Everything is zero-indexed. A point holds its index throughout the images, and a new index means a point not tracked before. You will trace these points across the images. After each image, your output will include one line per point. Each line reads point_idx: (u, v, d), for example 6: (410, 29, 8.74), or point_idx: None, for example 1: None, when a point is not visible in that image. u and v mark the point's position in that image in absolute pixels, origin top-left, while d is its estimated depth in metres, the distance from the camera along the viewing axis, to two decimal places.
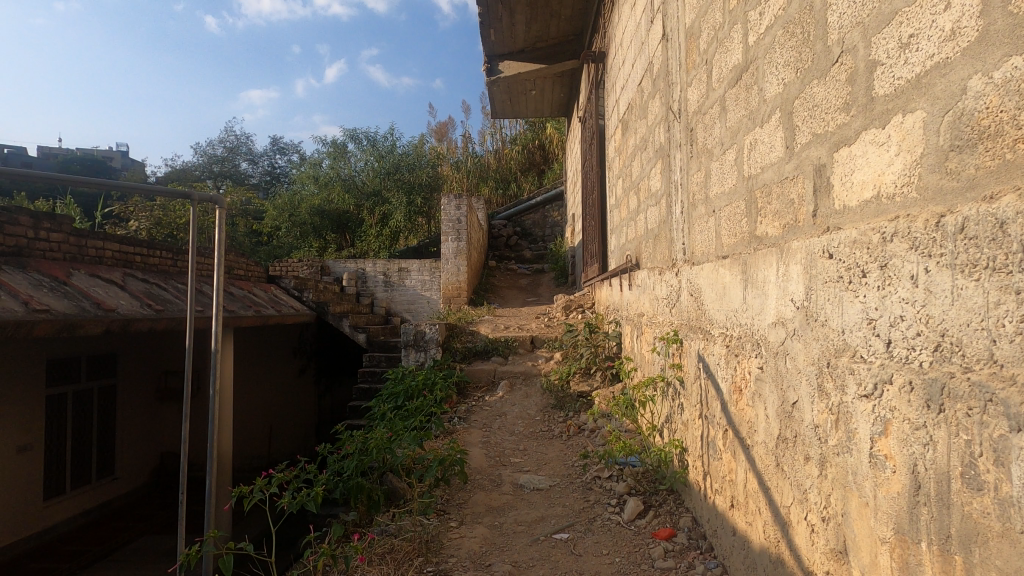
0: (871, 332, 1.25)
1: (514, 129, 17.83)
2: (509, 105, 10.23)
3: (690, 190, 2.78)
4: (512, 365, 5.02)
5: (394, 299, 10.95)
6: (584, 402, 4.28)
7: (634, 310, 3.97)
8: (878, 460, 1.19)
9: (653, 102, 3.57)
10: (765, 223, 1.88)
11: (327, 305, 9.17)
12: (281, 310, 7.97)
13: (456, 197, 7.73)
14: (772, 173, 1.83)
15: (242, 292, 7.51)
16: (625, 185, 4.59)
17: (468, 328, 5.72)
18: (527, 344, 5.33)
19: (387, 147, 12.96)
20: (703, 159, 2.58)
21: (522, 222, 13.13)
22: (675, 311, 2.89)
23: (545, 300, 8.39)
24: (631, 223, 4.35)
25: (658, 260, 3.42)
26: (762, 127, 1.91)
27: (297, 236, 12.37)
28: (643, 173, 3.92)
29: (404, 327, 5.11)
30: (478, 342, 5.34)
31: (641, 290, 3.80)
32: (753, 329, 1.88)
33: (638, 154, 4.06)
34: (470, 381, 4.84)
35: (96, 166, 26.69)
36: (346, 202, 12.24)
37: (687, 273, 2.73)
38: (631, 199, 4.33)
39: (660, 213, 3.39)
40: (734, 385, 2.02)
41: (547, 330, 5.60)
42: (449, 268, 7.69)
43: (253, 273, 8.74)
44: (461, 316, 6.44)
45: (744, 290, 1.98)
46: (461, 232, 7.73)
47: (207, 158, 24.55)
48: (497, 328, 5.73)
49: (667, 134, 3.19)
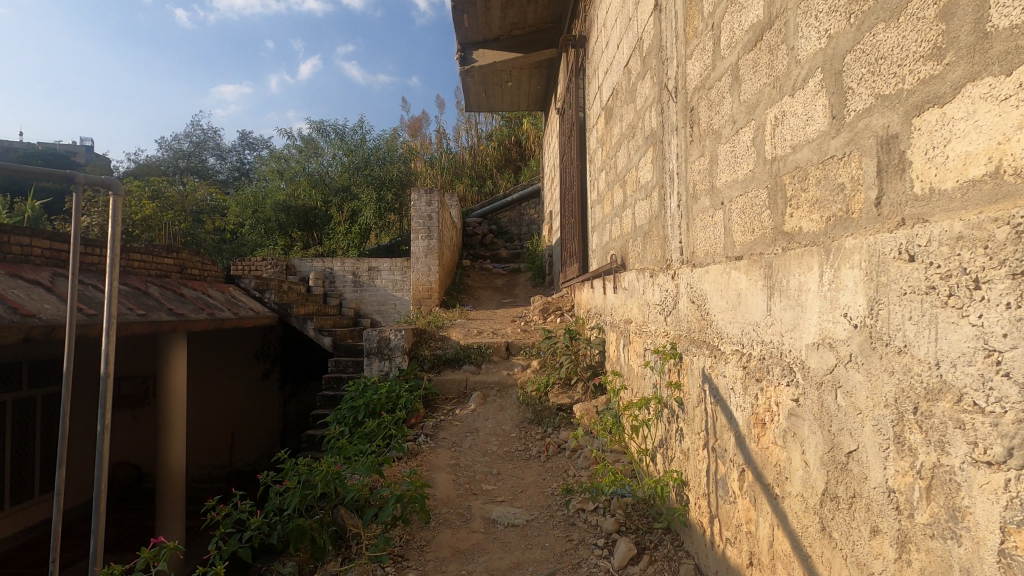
0: (992, 368, 0.86)
1: (490, 125, 17.39)
2: (483, 97, 9.81)
3: (689, 181, 2.40)
4: (485, 375, 4.60)
5: (364, 300, 10.48)
6: (564, 417, 3.89)
7: (620, 315, 3.59)
8: (1015, 563, 0.81)
9: (642, 84, 3.19)
10: (798, 216, 1.49)
11: (290, 307, 8.61)
12: (239, 312, 7.41)
13: (426, 193, 7.30)
14: (810, 150, 1.44)
15: (195, 293, 6.94)
16: (608, 178, 4.21)
17: (437, 333, 5.28)
18: (502, 351, 4.91)
19: (357, 141, 12.43)
20: (707, 141, 2.19)
21: (498, 220, 12.72)
22: (671, 320, 2.51)
23: (522, 302, 7.98)
24: (616, 221, 3.97)
25: (649, 261, 3.04)
26: (793, 96, 1.52)
27: (262, 233, 11.84)
28: (630, 164, 3.54)
29: (366, 334, 4.64)
30: (449, 349, 4.91)
31: (628, 294, 3.41)
32: (783, 349, 1.50)
33: (624, 144, 3.68)
34: (438, 393, 4.41)
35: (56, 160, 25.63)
36: (314, 198, 11.70)
37: (687, 277, 2.34)
38: (616, 194, 3.94)
39: (652, 208, 3.01)
40: (755, 417, 1.63)
41: (523, 335, 5.19)
42: (419, 267, 7.24)
43: (210, 272, 8.16)
44: (431, 320, 5.98)
45: (769, 299, 1.59)
46: (432, 229, 7.29)
47: (173, 153, 23.63)
48: (470, 333, 5.30)
49: (661, 118, 2.80)
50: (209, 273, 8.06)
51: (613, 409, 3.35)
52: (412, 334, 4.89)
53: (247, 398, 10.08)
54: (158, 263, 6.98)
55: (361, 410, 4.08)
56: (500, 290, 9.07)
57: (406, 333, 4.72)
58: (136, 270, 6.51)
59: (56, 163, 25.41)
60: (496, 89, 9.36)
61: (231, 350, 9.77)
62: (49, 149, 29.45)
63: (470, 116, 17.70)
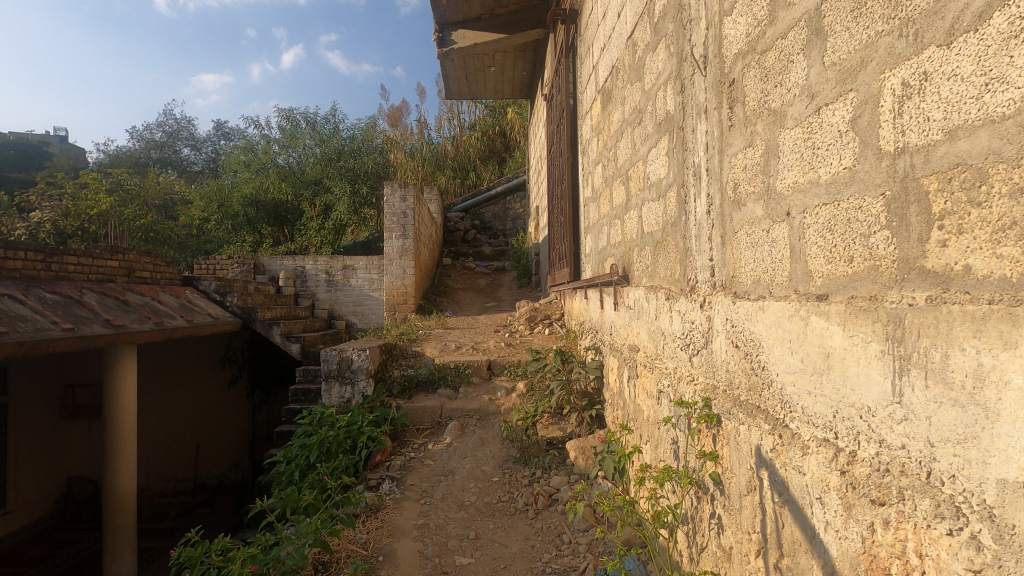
0: None
1: (473, 115, 16.67)
2: (464, 82, 9.14)
3: (728, 180, 1.79)
4: (463, 401, 3.97)
5: (338, 300, 9.83)
6: (555, 456, 3.29)
7: (623, 338, 3.00)
8: None
9: (652, 57, 2.59)
10: (965, 248, 0.89)
11: (254, 311, 7.86)
12: (194, 319, 6.72)
13: (401, 186, 6.62)
14: (993, 134, 0.84)
15: (142, 300, 6.23)
16: (606, 175, 3.62)
17: (410, 350, 4.64)
18: (483, 371, 4.27)
19: (331, 131, 11.68)
20: (758, 123, 1.58)
21: (482, 215, 12.10)
22: (701, 363, 1.90)
23: (506, 306, 7.37)
24: (616, 224, 3.37)
25: (664, 279, 2.43)
26: (952, 46, 0.91)
27: (229, 230, 11.00)
28: (635, 157, 2.94)
29: (324, 354, 3.96)
30: (422, 369, 4.28)
31: (634, 315, 2.81)
32: (940, 471, 0.90)
33: (626, 133, 3.07)
34: (408, 425, 3.79)
35: (22, 151, 24.54)
36: (284, 190, 10.96)
37: (725, 309, 1.74)
38: (616, 192, 3.34)
39: (666, 212, 2.41)
40: (871, 562, 1.03)
41: (508, 351, 4.57)
42: (393, 269, 6.58)
43: (164, 274, 7.43)
44: (403, 331, 5.33)
45: (899, 378, 0.99)
46: (407, 228, 6.62)
47: (145, 143, 22.59)
48: (447, 348, 4.65)
49: (682, 97, 2.20)
50: (161, 275, 7.33)
51: (618, 471, 2.74)
52: (380, 352, 4.24)
53: (212, 407, 9.37)
54: (101, 265, 6.25)
55: (316, 450, 3.44)
56: (482, 291, 8.43)
57: (374, 351, 4.07)
58: (71, 275, 5.78)
59: (23, 155, 24.24)
60: (477, 74, 8.74)
61: (194, 356, 9.04)
62: (17, 138, 28.13)
63: (452, 105, 16.96)
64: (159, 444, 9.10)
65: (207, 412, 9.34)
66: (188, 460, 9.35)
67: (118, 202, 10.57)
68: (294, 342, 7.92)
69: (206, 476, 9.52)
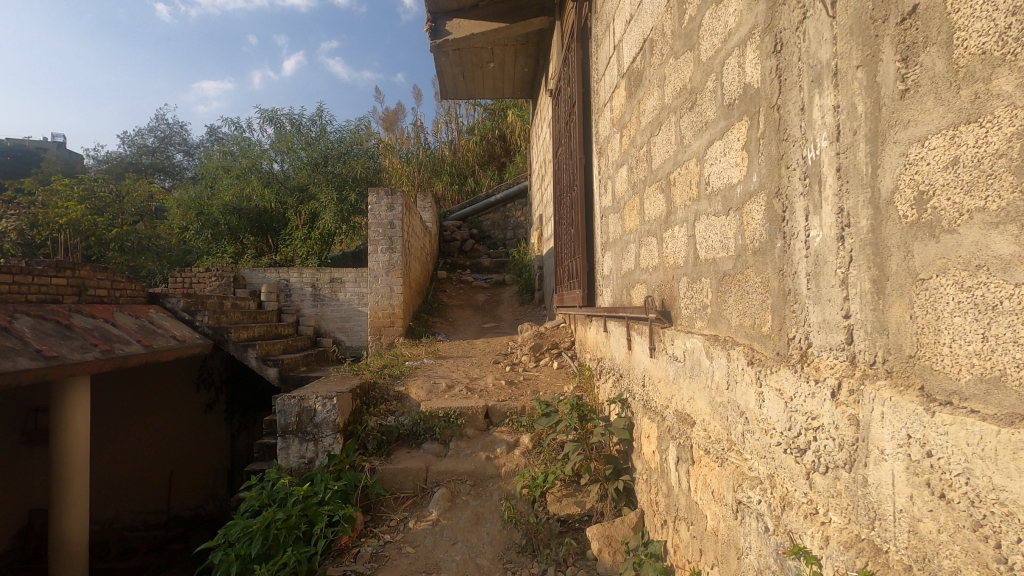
0: None
1: (471, 118, 15.90)
2: (461, 79, 8.42)
3: (898, 185, 1.03)
4: (454, 461, 3.19)
5: (325, 316, 9.12)
6: (572, 548, 2.52)
7: (665, 399, 2.25)
8: None
9: (713, 14, 1.84)
10: None
11: (227, 331, 7.08)
12: (152, 342, 5.94)
13: (388, 193, 5.85)
14: None
15: (90, 324, 5.47)
16: (632, 183, 2.89)
17: (392, 391, 3.86)
18: (480, 420, 3.49)
19: (318, 133, 10.91)
20: (997, 77, 0.83)
21: (480, 223, 11.35)
22: (840, 492, 1.14)
23: (507, 327, 6.60)
24: (649, 243, 2.61)
25: (740, 331, 1.67)
26: None
27: (210, 239, 10.15)
28: (681, 157, 2.18)
29: (280, 404, 3.18)
30: (404, 418, 3.50)
31: (684, 372, 2.05)
32: None
33: (667, 123, 2.32)
34: (384, 494, 3.01)
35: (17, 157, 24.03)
36: (268, 197, 10.19)
37: (904, 414, 0.98)
38: (650, 202, 2.58)
39: (743, 232, 1.65)
40: None
41: (509, 392, 3.79)
42: (378, 287, 5.80)
43: (123, 291, 6.65)
44: (388, 363, 4.55)
45: None
46: (395, 241, 5.85)
47: (138, 149, 21.79)
48: (436, 387, 3.87)
49: (778, 61, 1.44)
50: (120, 292, 6.58)
51: None
52: (354, 398, 3.47)
53: (184, 435, 8.54)
54: (45, 283, 5.50)
55: (260, 537, 2.64)
56: (480, 308, 7.66)
57: (345, 397, 3.30)
58: (6, 296, 5.03)
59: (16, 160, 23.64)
60: (474, 70, 8.01)
61: (164, 379, 8.21)
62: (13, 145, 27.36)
63: (449, 108, 16.18)
64: (126, 474, 8.26)
65: (180, 440, 8.51)
66: (161, 491, 8.52)
67: (91, 210, 9.82)
68: (271, 366, 7.13)
69: (180, 508, 8.71)
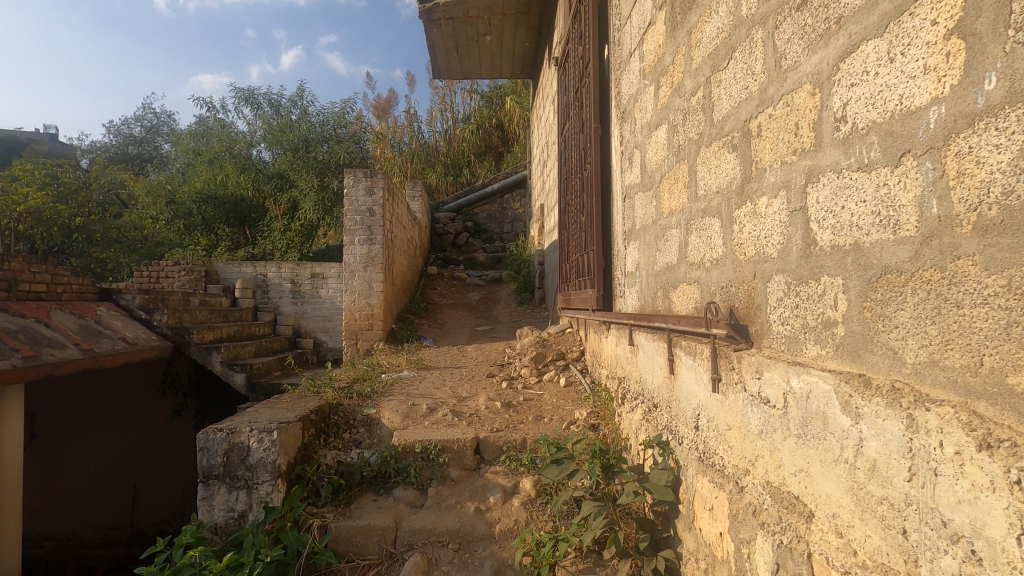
0: None
1: (466, 106, 15.05)
2: (455, 56, 7.65)
3: None
4: (433, 514, 2.42)
5: (306, 314, 8.34)
6: None
7: (744, 459, 1.49)
8: None
9: None
10: None
11: (189, 332, 6.29)
12: (93, 346, 5.14)
13: (367, 175, 5.07)
14: None
15: (16, 325, 4.67)
16: (676, 147, 2.14)
17: (359, 416, 3.09)
18: (467, 457, 2.71)
19: (297, 115, 9.93)
20: None
21: (475, 215, 10.57)
22: None
23: (503, 330, 5.83)
24: (708, 227, 1.85)
25: (931, 374, 0.91)
26: None
27: (181, 230, 9.37)
28: (775, 93, 1.42)
29: (201, 440, 2.41)
30: (372, 454, 2.72)
31: (790, 429, 1.28)
32: None
33: (746, 43, 1.56)
34: (336, 564, 2.24)
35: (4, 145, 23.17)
36: (244, 184, 9.34)
37: None
38: (710, 169, 1.82)
39: (947, 195, 0.90)
40: None
41: (506, 418, 3.02)
42: (354, 285, 5.01)
43: (67, 287, 5.85)
44: (359, 376, 3.77)
45: None
46: (375, 230, 5.06)
47: (123, 139, 20.79)
48: (415, 411, 3.10)
49: None
50: (62, 287, 5.79)
51: None
52: (306, 427, 2.69)
53: (148, 441, 7.20)
54: None
55: None
56: (473, 308, 6.90)
57: (295, 428, 2.54)
58: None
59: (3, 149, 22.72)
60: (469, 44, 7.26)
61: (123, 376, 6.90)
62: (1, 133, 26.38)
63: (445, 95, 15.35)
64: (81, 479, 7.03)
65: (143, 447, 7.18)
66: (122, 503, 7.21)
67: (52, 197, 8.99)
68: (237, 371, 6.33)
69: (145, 523, 7.37)
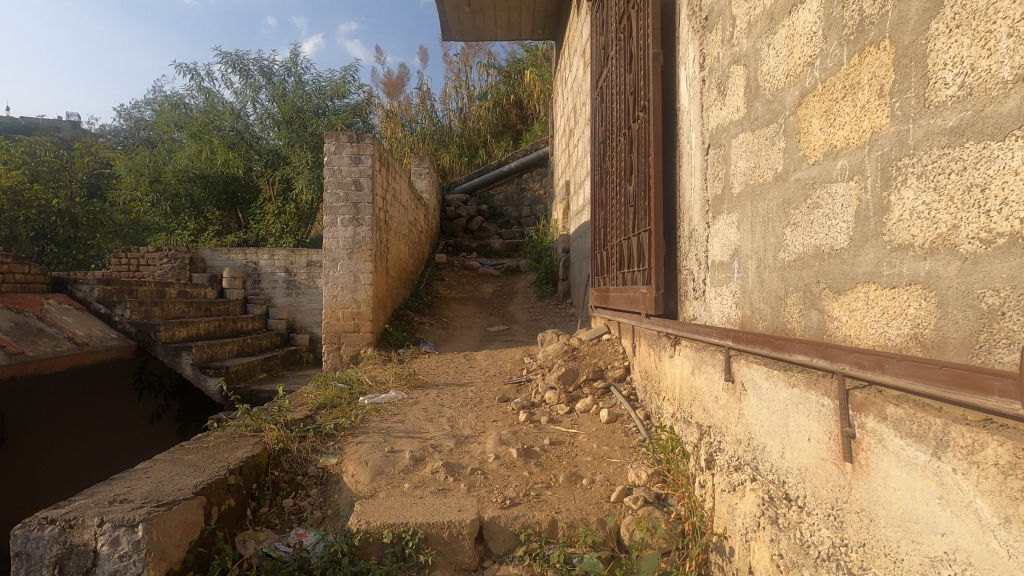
0: None
1: (482, 81, 13.91)
2: (467, 12, 6.62)
3: None
4: None
5: (301, 307, 7.43)
6: None
7: None
8: None
9: None
10: None
11: (155, 329, 5.37)
12: (25, 348, 4.22)
13: (352, 140, 4.09)
14: None
15: None
16: (853, 27, 1.12)
17: (313, 472, 2.14)
18: (468, 550, 1.73)
19: (293, 85, 8.91)
20: None
21: (490, 198, 9.58)
22: None
23: (521, 331, 4.85)
24: (980, 169, 0.84)
25: None
26: None
27: (168, 213, 8.46)
28: None
29: (19, 539, 1.46)
30: (319, 541, 1.77)
31: None
32: None
33: None
34: None
35: (13, 124, 22.54)
36: (234, 161, 8.41)
37: None
38: (1001, 31, 0.80)
39: None
40: None
41: (527, 477, 2.04)
42: (337, 277, 4.05)
43: (9, 277, 4.95)
44: (327, 401, 2.80)
45: None
46: (362, 209, 4.08)
47: (133, 122, 19.94)
48: (393, 463, 2.14)
49: None
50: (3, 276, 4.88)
51: None
52: (215, 503, 1.73)
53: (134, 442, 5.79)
54: None
55: None
56: (486, 303, 5.93)
57: (188, 511, 1.58)
58: None
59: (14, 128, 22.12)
60: None
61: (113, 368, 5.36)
62: (21, 121, 25.83)
63: (459, 70, 14.29)
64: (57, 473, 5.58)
65: (132, 451, 5.75)
66: None
67: (27, 176, 8.15)
68: (211, 375, 5.40)
69: None
